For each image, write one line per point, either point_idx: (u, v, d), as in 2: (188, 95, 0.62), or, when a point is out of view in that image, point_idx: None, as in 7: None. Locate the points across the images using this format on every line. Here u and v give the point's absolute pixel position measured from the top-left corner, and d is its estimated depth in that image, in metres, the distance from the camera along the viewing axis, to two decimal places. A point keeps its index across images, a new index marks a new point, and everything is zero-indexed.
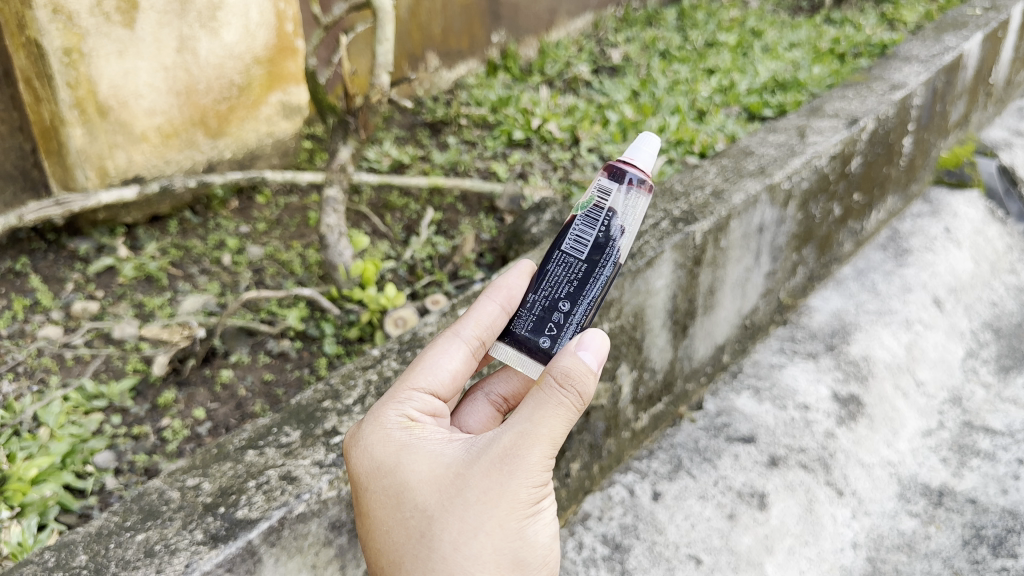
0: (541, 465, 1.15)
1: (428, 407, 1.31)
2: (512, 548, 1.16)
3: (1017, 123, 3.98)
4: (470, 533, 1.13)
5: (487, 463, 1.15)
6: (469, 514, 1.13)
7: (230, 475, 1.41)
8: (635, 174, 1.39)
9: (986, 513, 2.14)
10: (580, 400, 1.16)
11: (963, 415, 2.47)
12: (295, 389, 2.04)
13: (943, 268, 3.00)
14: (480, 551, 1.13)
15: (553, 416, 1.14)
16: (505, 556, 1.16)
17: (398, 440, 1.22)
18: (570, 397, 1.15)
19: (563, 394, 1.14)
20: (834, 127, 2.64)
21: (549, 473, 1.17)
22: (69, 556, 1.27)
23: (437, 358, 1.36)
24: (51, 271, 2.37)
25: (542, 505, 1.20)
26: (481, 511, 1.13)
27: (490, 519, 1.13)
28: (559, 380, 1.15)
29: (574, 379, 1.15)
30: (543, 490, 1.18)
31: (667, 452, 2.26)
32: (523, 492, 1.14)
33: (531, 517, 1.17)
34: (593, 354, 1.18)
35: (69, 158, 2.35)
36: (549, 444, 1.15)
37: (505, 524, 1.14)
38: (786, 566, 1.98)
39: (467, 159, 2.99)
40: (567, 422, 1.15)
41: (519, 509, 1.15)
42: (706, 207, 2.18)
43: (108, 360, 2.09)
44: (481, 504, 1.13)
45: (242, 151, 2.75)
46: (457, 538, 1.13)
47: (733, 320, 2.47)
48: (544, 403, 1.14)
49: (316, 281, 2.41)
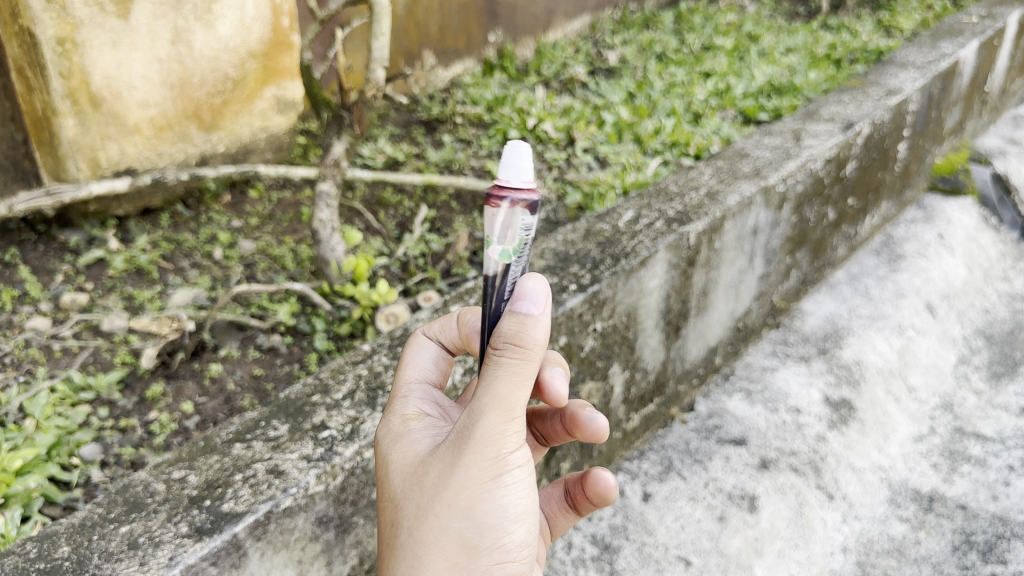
0: (488, 438, 1.10)
1: (432, 399, 1.32)
2: (463, 531, 1.11)
3: (1011, 132, 3.99)
4: (422, 515, 1.11)
5: (445, 446, 1.13)
6: (422, 495, 1.12)
7: (216, 468, 1.40)
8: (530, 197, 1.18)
9: (976, 519, 2.14)
10: (525, 352, 1.12)
11: (953, 421, 2.46)
12: (284, 383, 2.03)
13: (936, 274, 3.00)
14: (431, 534, 1.11)
15: (501, 388, 1.10)
16: (457, 540, 1.11)
17: (388, 430, 1.24)
18: (516, 366, 1.11)
19: (509, 361, 1.11)
20: (830, 131, 2.65)
21: (509, 450, 1.11)
22: (51, 547, 1.26)
23: (419, 352, 1.41)
24: (40, 262, 2.35)
25: (511, 491, 1.13)
26: (432, 491, 1.11)
27: (439, 500, 1.11)
28: (504, 348, 1.12)
29: (519, 344, 1.12)
30: (498, 467, 1.11)
31: (658, 453, 2.26)
32: (470, 470, 1.10)
33: (487, 498, 1.11)
34: (538, 296, 1.14)
35: (61, 149, 2.34)
36: (495, 416, 1.10)
37: (453, 504, 1.10)
38: (775, 568, 1.97)
39: (462, 157, 2.98)
40: (521, 395, 1.11)
41: (472, 491, 1.11)
42: (701, 207, 2.17)
43: (97, 352, 2.08)
44: (432, 484, 1.12)
45: (236, 145, 2.74)
46: (413, 522, 1.12)
47: (726, 322, 2.46)
48: (495, 372, 1.12)
49: (307, 276, 2.40)
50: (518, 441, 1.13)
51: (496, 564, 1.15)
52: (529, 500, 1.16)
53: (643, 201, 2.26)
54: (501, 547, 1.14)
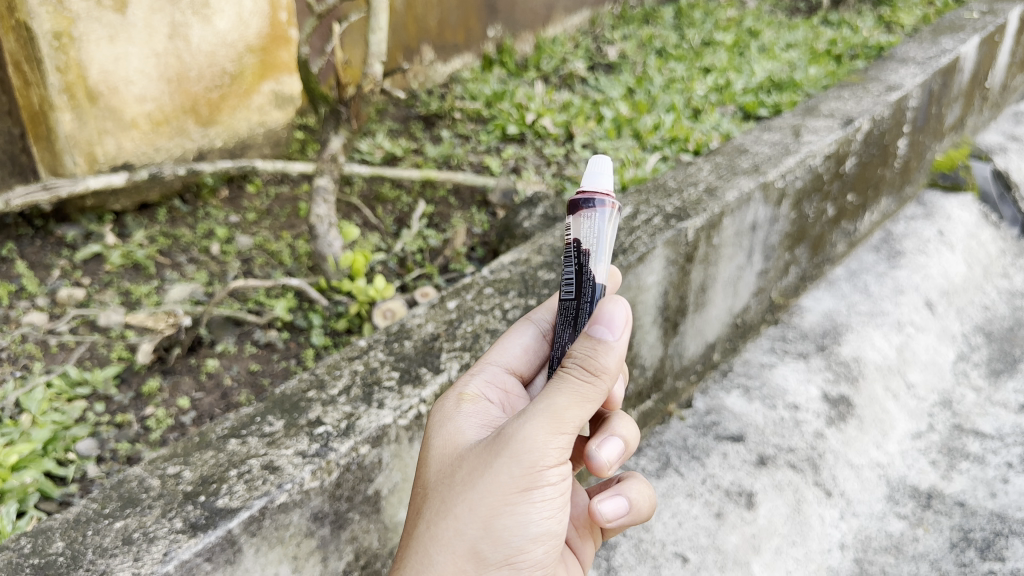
0: (528, 456, 1.11)
1: (500, 386, 1.36)
2: (477, 535, 1.14)
3: (1012, 128, 3.98)
4: (445, 511, 1.14)
5: (483, 446, 1.15)
6: (449, 491, 1.15)
7: (211, 464, 1.40)
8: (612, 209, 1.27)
9: (974, 516, 2.13)
10: (593, 375, 1.13)
11: (952, 418, 2.46)
12: (281, 379, 2.02)
13: (935, 271, 3.00)
14: (448, 533, 1.13)
15: (559, 405, 1.11)
16: (469, 542, 1.14)
17: (444, 410, 1.28)
18: (581, 388, 1.12)
19: (576, 382, 1.12)
20: (829, 127, 2.63)
21: (546, 471, 1.13)
22: (45, 542, 1.26)
23: (514, 337, 1.43)
24: (37, 257, 2.35)
25: (536, 507, 1.15)
26: (459, 490, 1.14)
27: (463, 499, 1.13)
28: (578, 366, 1.13)
29: (593, 365, 1.13)
30: (530, 484, 1.13)
31: (655, 450, 2.25)
32: (500, 478, 1.12)
33: (509, 510, 1.13)
34: (617, 322, 1.14)
35: (58, 144, 2.33)
36: (543, 432, 1.11)
37: (474, 509, 1.13)
38: (773, 565, 1.97)
39: (460, 153, 2.97)
40: (573, 420, 1.12)
41: (498, 500, 1.12)
42: (699, 203, 2.16)
43: (93, 347, 2.07)
44: (460, 481, 1.14)
45: (233, 140, 2.73)
46: (434, 514, 1.15)
47: (725, 318, 2.46)
48: (553, 384, 1.13)
49: (304, 272, 2.39)
50: (560, 460, 1.14)
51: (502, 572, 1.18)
52: (548, 521, 1.19)
53: (641, 196, 2.25)
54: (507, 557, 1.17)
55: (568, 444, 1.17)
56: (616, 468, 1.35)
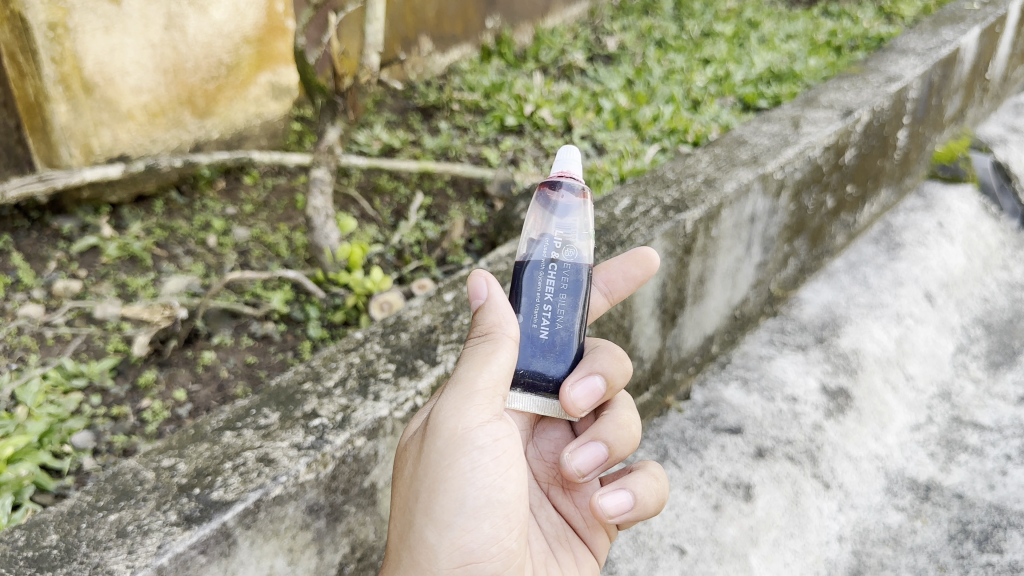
0: (446, 420, 1.27)
1: None
2: (426, 509, 1.27)
3: (1013, 120, 3.96)
4: (405, 493, 1.31)
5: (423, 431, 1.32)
6: (405, 475, 1.32)
7: (206, 456, 1.39)
8: (573, 185, 1.38)
9: (973, 508, 2.13)
10: (489, 339, 1.29)
11: (951, 410, 2.46)
12: (277, 371, 2.02)
13: (935, 263, 2.98)
14: (409, 510, 1.30)
15: (465, 371, 1.27)
16: (422, 517, 1.28)
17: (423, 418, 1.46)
18: (481, 351, 1.28)
19: (476, 349, 1.29)
20: (828, 118, 2.62)
21: (466, 433, 1.26)
22: (39, 535, 1.25)
23: None
24: (33, 249, 2.34)
25: (471, 474, 1.26)
26: (411, 472, 1.31)
27: (413, 478, 1.30)
28: (477, 338, 1.30)
29: (487, 331, 1.30)
30: (456, 448, 1.26)
31: (653, 442, 2.25)
32: (432, 448, 1.27)
33: (444, 478, 1.26)
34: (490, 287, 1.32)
35: (53, 135, 2.31)
36: (457, 398, 1.26)
37: (421, 483, 1.28)
38: (770, 557, 1.97)
39: (458, 144, 2.96)
40: (478, 380, 1.26)
41: (433, 471, 1.27)
42: (697, 195, 2.15)
43: (89, 340, 2.07)
44: (411, 462, 1.31)
45: (230, 132, 2.72)
46: (401, 499, 1.33)
47: (723, 310, 2.45)
48: (464, 360, 1.30)
49: (301, 264, 2.38)
50: (481, 421, 1.26)
51: (462, 547, 1.28)
52: (492, 489, 1.28)
53: (639, 188, 2.24)
54: (463, 530, 1.27)
55: (497, 411, 1.29)
56: (590, 475, 1.40)
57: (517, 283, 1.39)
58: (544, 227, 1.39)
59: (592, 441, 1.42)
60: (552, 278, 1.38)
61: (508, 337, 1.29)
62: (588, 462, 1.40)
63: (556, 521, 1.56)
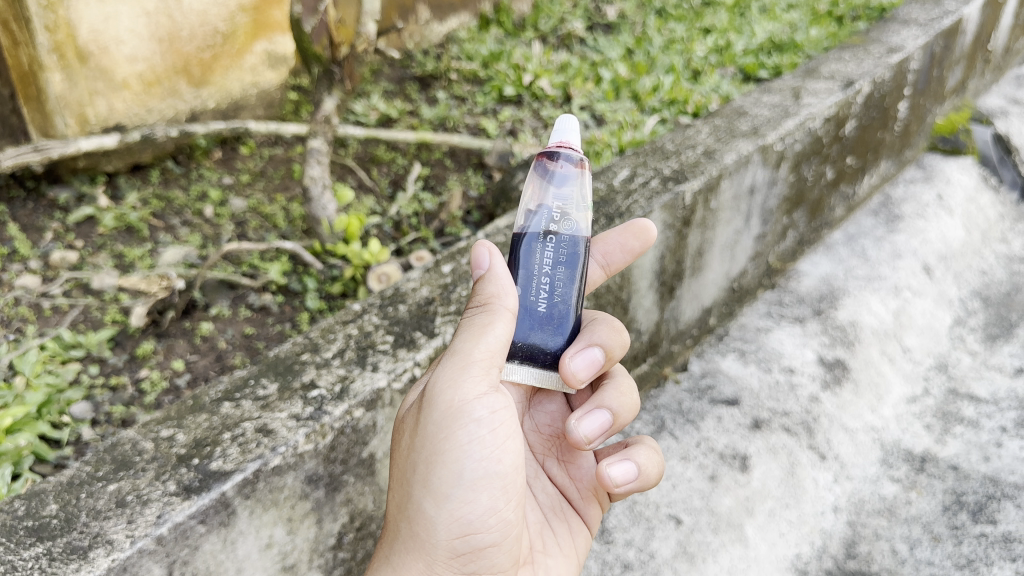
0: (442, 392, 1.27)
1: None
2: (423, 481, 1.28)
3: (1014, 91, 3.94)
4: (403, 464, 1.32)
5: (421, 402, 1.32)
6: (402, 446, 1.33)
7: (204, 427, 1.39)
8: (571, 155, 1.36)
9: (967, 479, 2.15)
10: (486, 311, 1.29)
11: (947, 382, 2.47)
12: (276, 342, 2.02)
13: (934, 236, 2.98)
14: (406, 481, 1.31)
15: (461, 343, 1.27)
16: (420, 490, 1.28)
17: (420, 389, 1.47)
18: (476, 322, 1.28)
19: (472, 320, 1.29)
20: (829, 89, 2.60)
21: (462, 405, 1.26)
22: (39, 505, 1.25)
23: None
24: (29, 219, 2.32)
25: (468, 446, 1.27)
26: (407, 443, 1.31)
27: (410, 449, 1.30)
28: (474, 309, 1.30)
29: (485, 302, 1.30)
30: (452, 420, 1.26)
31: (651, 413, 2.25)
32: (428, 420, 1.28)
33: (442, 450, 1.27)
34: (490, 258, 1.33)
35: (48, 104, 2.29)
36: (453, 371, 1.26)
37: (418, 455, 1.29)
38: (765, 527, 1.98)
39: (456, 115, 2.94)
40: (474, 352, 1.26)
41: (430, 443, 1.27)
42: (697, 166, 2.14)
43: (87, 310, 2.06)
44: (408, 433, 1.32)
45: (226, 101, 2.71)
46: (398, 469, 1.34)
47: (721, 283, 2.45)
48: (460, 332, 1.30)
49: (299, 235, 2.38)
50: (477, 393, 1.27)
51: (460, 518, 1.28)
52: (489, 461, 1.28)
53: (639, 159, 2.23)
54: (460, 501, 1.28)
55: (493, 383, 1.29)
56: (596, 442, 1.41)
57: (515, 255, 1.39)
58: (541, 197, 1.38)
59: (598, 408, 1.42)
60: (550, 251, 1.37)
61: (506, 309, 1.29)
62: (595, 428, 1.40)
63: (552, 492, 1.56)
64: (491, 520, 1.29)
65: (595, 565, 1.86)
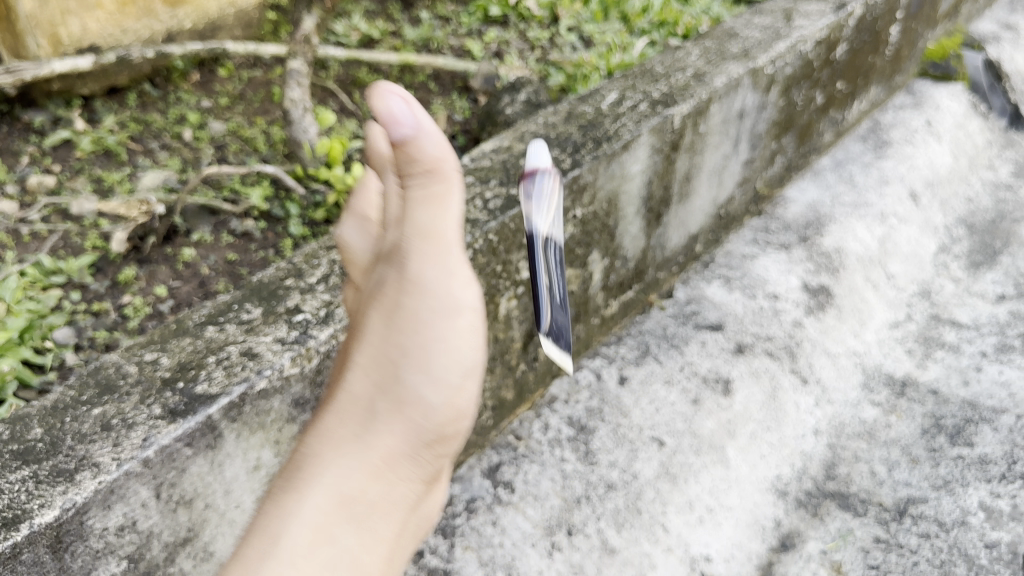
0: (425, 272, 1.21)
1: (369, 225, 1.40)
2: (412, 366, 1.20)
3: (1006, 16, 3.88)
4: (380, 351, 1.22)
5: (397, 282, 1.23)
6: (372, 333, 1.23)
7: (188, 350, 1.37)
8: (548, 179, 1.38)
9: (947, 404, 2.20)
10: (437, 173, 1.21)
11: (930, 309, 2.50)
12: (259, 269, 2.00)
13: (921, 162, 2.96)
14: (397, 371, 1.20)
15: (428, 212, 1.20)
16: (410, 376, 1.20)
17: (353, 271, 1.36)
18: (436, 187, 1.20)
19: (430, 183, 1.20)
20: (821, 11, 2.54)
21: (457, 286, 1.22)
22: (24, 429, 1.24)
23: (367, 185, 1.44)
24: (3, 143, 2.27)
25: (461, 323, 1.22)
26: (395, 330, 1.21)
27: (395, 336, 1.21)
28: (423, 172, 1.20)
29: (432, 165, 1.20)
30: (452, 303, 1.22)
31: (635, 339, 2.26)
32: (412, 305, 1.20)
33: (433, 333, 1.21)
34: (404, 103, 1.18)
35: (18, 24, 2.20)
36: (426, 240, 1.20)
37: (407, 340, 1.21)
38: (747, 450, 2.01)
39: (440, 36, 2.86)
40: (443, 216, 1.20)
41: (421, 325, 1.21)
42: (686, 89, 2.10)
43: (66, 237, 2.03)
44: (385, 317, 1.22)
45: (203, 21, 2.63)
46: (367, 361, 1.23)
47: (708, 209, 2.43)
48: (414, 200, 1.21)
49: (280, 159, 2.33)
50: (462, 273, 1.22)
51: (456, 404, 1.23)
52: (480, 340, 1.26)
53: (627, 82, 2.19)
54: (450, 389, 1.21)
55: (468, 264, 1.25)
56: None
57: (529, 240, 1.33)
58: (529, 197, 1.36)
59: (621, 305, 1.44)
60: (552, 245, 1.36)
61: (455, 171, 1.22)
62: None
63: None
64: (473, 408, 1.26)
65: (580, 485, 1.87)
